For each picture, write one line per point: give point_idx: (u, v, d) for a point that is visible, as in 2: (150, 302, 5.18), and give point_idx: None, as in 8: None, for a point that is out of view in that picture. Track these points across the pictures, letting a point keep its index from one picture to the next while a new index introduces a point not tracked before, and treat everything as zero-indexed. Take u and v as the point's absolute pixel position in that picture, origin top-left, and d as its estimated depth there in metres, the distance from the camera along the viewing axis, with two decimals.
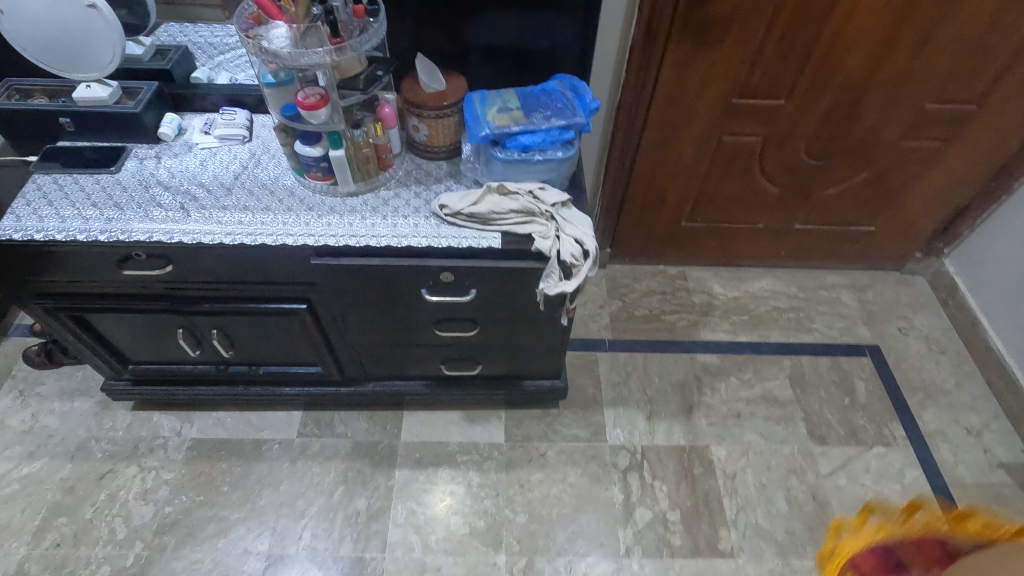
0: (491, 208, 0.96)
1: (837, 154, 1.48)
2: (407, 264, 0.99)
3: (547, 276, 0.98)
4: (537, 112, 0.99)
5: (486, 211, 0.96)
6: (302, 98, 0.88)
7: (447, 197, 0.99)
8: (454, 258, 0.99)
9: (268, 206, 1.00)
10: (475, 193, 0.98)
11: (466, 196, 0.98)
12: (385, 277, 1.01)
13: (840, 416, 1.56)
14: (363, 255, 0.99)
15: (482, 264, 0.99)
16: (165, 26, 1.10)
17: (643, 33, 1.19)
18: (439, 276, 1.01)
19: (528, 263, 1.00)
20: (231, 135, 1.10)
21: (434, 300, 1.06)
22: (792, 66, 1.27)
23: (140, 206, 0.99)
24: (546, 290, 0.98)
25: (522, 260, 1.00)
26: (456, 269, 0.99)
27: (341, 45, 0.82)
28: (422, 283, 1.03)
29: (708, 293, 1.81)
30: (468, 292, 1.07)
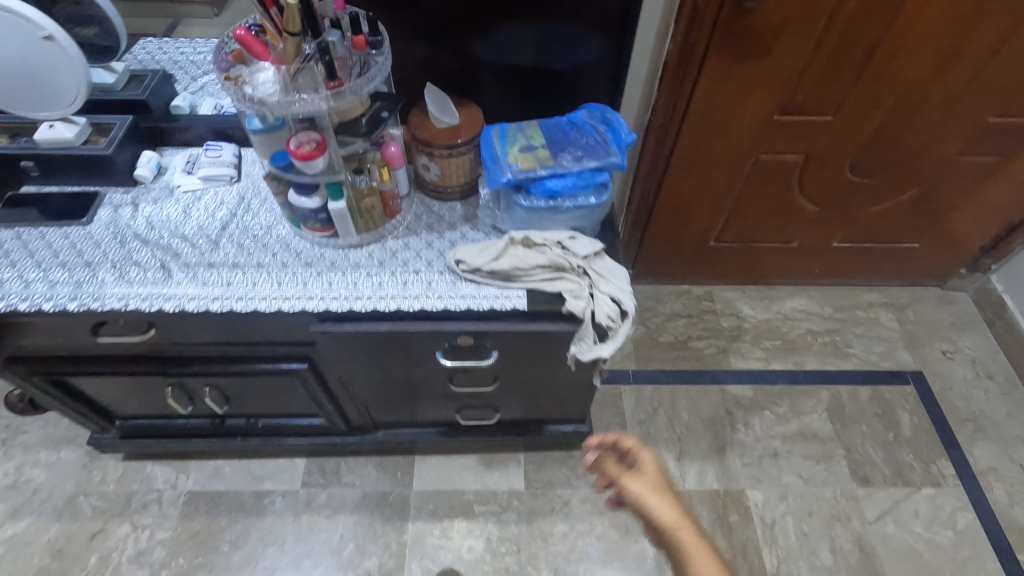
0: (516, 263, 0.84)
1: (885, 171, 1.34)
2: (419, 328, 0.87)
3: (580, 339, 0.86)
4: (565, 150, 0.86)
5: (510, 268, 0.84)
6: (295, 146, 0.75)
7: (464, 250, 0.87)
8: (472, 320, 0.87)
9: (261, 263, 0.88)
10: (496, 246, 0.86)
11: (486, 250, 0.86)
12: (395, 341, 0.90)
13: (885, 453, 1.45)
14: (370, 319, 0.87)
15: (505, 327, 0.87)
16: (143, 42, 1.01)
17: (680, 46, 1.05)
18: (456, 338, 0.90)
19: (558, 325, 0.88)
20: (217, 176, 0.98)
21: (451, 364, 0.94)
22: (844, 79, 1.12)
23: (116, 265, 0.87)
24: (579, 355, 0.87)
25: (551, 322, 0.88)
26: (476, 333, 0.88)
27: (340, 89, 0.69)
28: (437, 347, 0.92)
29: (738, 315, 1.69)
30: (490, 355, 0.95)
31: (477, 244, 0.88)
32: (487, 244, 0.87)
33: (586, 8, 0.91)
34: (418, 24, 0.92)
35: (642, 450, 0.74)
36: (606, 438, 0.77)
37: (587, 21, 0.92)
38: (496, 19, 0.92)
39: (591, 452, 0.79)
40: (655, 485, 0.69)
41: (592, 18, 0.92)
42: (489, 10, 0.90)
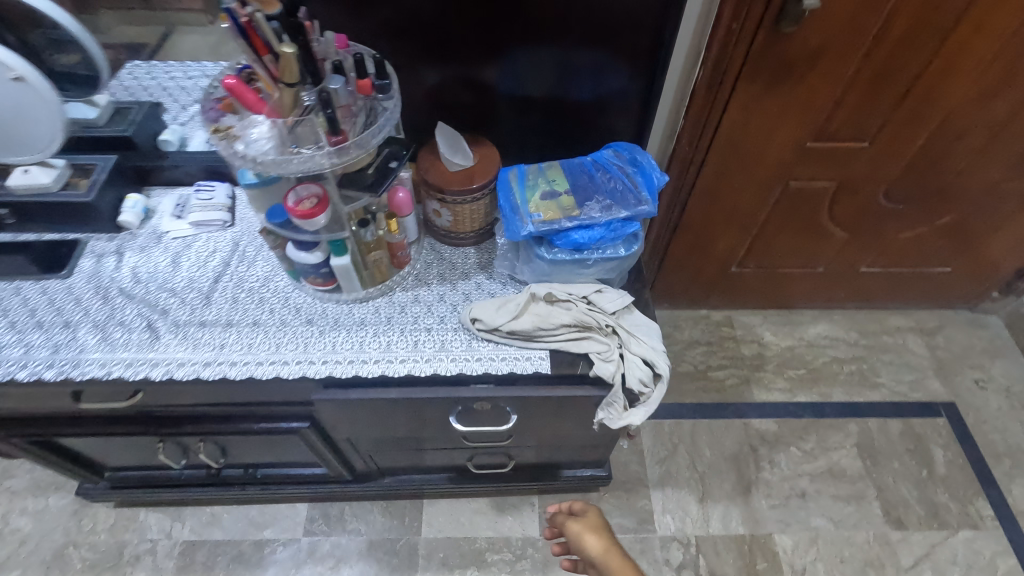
0: (538, 322, 0.77)
1: (921, 197, 1.26)
2: (432, 396, 0.78)
3: (609, 404, 0.78)
4: (591, 197, 0.78)
5: (532, 327, 0.77)
6: (293, 203, 0.67)
7: (480, 307, 0.79)
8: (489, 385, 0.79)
9: (258, 321, 0.81)
10: (516, 301, 0.79)
11: (505, 306, 0.78)
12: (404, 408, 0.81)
13: (918, 493, 1.37)
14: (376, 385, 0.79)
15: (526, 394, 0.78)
16: (131, 66, 0.90)
17: (710, 74, 0.97)
18: (472, 403, 0.81)
19: (585, 390, 0.79)
20: (210, 221, 0.90)
21: (465, 431, 0.86)
22: (884, 106, 1.04)
23: (98, 325, 0.80)
24: (607, 421, 0.79)
25: (579, 385, 0.79)
26: (494, 400, 0.79)
27: (343, 144, 0.61)
28: (451, 412, 0.84)
29: (759, 342, 1.61)
30: (508, 420, 0.88)
31: (495, 300, 0.80)
32: (507, 299, 0.79)
33: (612, 37, 0.82)
34: (428, 54, 0.84)
35: (587, 505, 0.96)
36: (562, 503, 0.99)
37: (614, 49, 0.84)
38: (513, 49, 0.84)
39: (552, 512, 1.01)
40: (594, 525, 0.90)
41: (619, 47, 0.84)
42: (506, 40, 0.82)
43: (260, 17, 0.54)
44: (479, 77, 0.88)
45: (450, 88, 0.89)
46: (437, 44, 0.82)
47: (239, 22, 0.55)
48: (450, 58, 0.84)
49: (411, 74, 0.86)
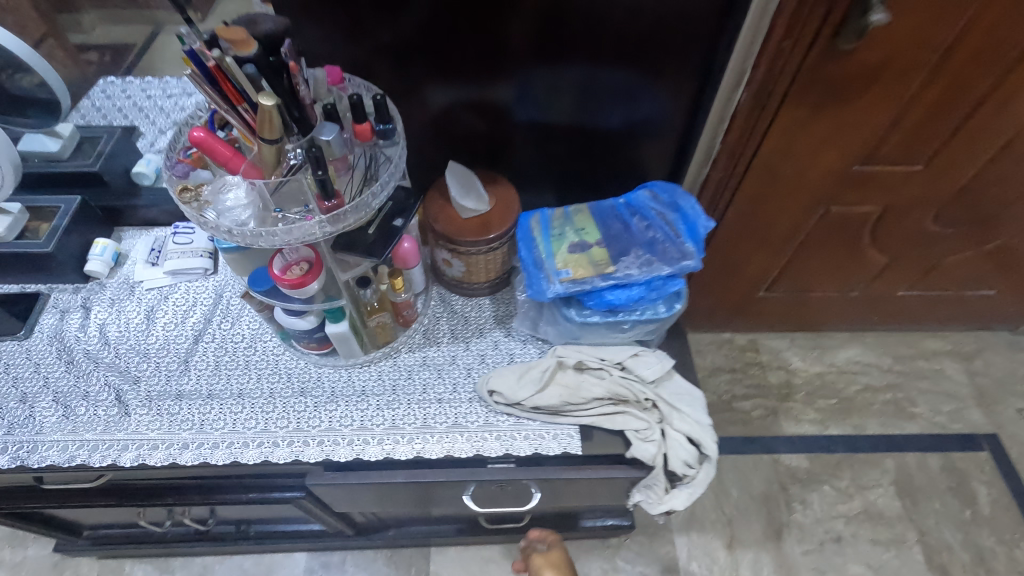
0: (567, 395, 0.67)
1: (972, 221, 1.14)
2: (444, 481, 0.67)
3: (647, 487, 0.68)
4: (628, 249, 0.68)
5: (560, 400, 0.67)
6: (281, 270, 0.56)
7: (499, 376, 0.69)
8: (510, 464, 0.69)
9: (244, 391, 0.70)
10: (541, 370, 0.69)
11: (528, 374, 0.68)
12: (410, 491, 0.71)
13: (962, 536, 1.27)
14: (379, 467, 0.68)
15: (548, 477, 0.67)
16: (103, 84, 0.81)
17: (753, 95, 0.82)
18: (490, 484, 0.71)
19: (621, 469, 0.67)
20: (188, 269, 0.79)
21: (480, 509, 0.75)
22: (945, 129, 0.91)
23: (59, 398, 0.69)
24: (645, 504, 0.69)
25: (614, 465, 0.68)
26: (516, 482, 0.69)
27: (337, 210, 0.50)
28: (465, 494, 0.73)
29: (787, 369, 1.50)
30: (530, 498, 0.77)
31: (515, 366, 0.70)
32: (529, 365, 0.69)
33: (650, 58, 0.71)
34: (437, 79, 0.73)
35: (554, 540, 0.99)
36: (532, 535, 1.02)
37: (651, 72, 0.73)
38: (535, 73, 0.72)
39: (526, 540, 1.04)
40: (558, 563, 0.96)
41: (657, 69, 0.73)
42: (527, 62, 0.71)
43: (231, 59, 0.44)
44: (494, 103, 0.77)
45: (461, 115, 0.78)
46: (448, 68, 0.71)
47: (205, 67, 0.44)
48: (462, 83, 0.73)
49: (416, 101, 0.75)
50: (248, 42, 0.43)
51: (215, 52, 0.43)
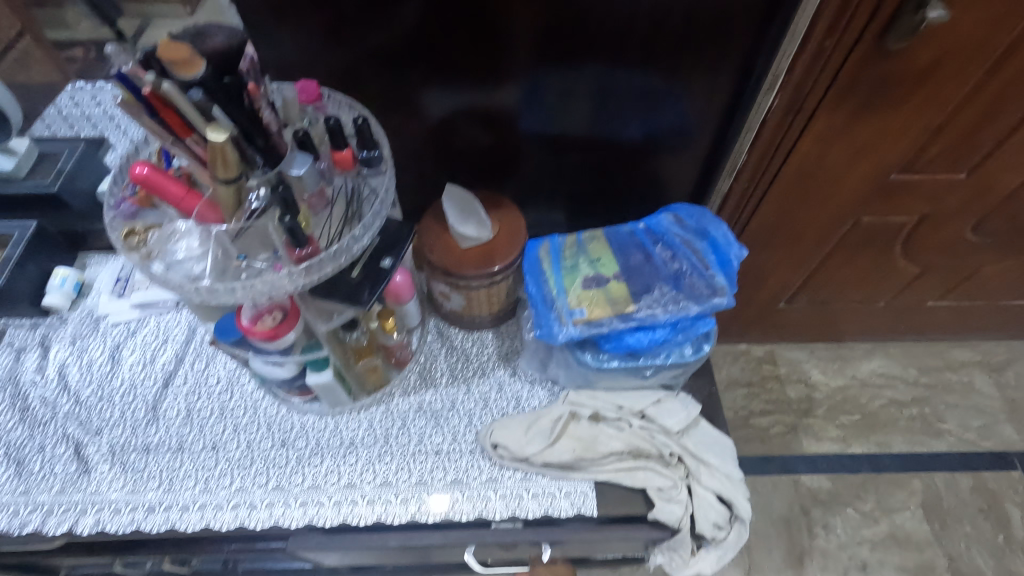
0: (582, 449, 0.59)
1: (1014, 231, 1.05)
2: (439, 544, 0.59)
3: (672, 550, 0.62)
4: (651, 284, 0.60)
5: (573, 455, 0.59)
6: (248, 321, 0.48)
7: (505, 429, 0.61)
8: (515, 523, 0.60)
9: (220, 443, 0.63)
10: (552, 419, 0.62)
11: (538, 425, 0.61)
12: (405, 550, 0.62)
13: (995, 562, 1.20)
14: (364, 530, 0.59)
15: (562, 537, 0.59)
16: (71, 91, 0.76)
17: (785, 102, 0.66)
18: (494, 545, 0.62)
19: (637, 529, 0.59)
20: (158, 301, 0.71)
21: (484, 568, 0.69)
22: (996, 134, 0.81)
23: (12, 453, 0.62)
24: (669, 567, 0.64)
25: (636, 525, 0.59)
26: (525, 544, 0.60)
27: (310, 259, 0.42)
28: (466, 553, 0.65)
29: (807, 382, 1.42)
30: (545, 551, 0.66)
31: (522, 416, 0.63)
32: (539, 415, 0.62)
33: (677, 61, 0.63)
34: (435, 87, 0.64)
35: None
36: None
37: (676, 76, 0.65)
38: (546, 79, 0.64)
39: None
40: None
41: (684, 73, 0.65)
42: (537, 67, 0.63)
43: (172, 84, 0.35)
44: (499, 112, 0.68)
45: (462, 127, 0.69)
46: (447, 75, 0.63)
47: (141, 93, 0.35)
48: (462, 92, 0.65)
49: (412, 112, 0.67)
50: (193, 63, 0.36)
51: (149, 76, 0.34)
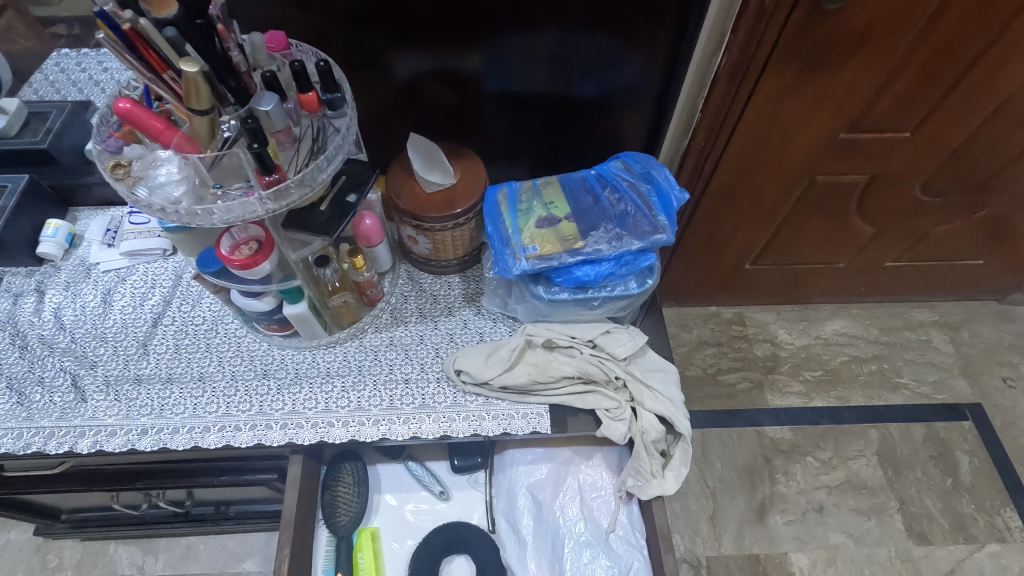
0: (536, 373, 0.65)
1: (960, 191, 1.11)
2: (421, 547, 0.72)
3: (634, 469, 0.67)
4: (597, 224, 0.66)
5: (529, 379, 0.65)
6: (227, 252, 0.53)
7: (466, 357, 0.67)
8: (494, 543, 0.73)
9: (205, 373, 0.68)
10: (510, 350, 0.67)
11: (496, 355, 0.67)
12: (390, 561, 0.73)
13: (943, 504, 1.28)
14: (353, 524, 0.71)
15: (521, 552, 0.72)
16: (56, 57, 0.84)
17: (733, 61, 0.79)
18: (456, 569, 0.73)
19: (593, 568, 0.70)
20: (146, 250, 0.76)
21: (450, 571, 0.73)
22: (934, 95, 0.87)
23: (13, 385, 0.67)
24: (634, 490, 0.68)
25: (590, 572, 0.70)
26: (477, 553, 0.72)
27: (279, 186, 0.47)
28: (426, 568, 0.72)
29: (773, 342, 1.49)
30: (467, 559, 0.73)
31: (483, 346, 0.68)
32: (498, 344, 0.68)
33: (623, 23, 0.67)
34: (398, 47, 0.68)
35: None
36: None
37: (624, 37, 0.69)
38: (503, 41, 0.69)
39: None
40: None
41: (630, 35, 0.69)
42: (495, 29, 0.67)
43: (148, 23, 0.40)
44: (460, 71, 0.72)
45: (427, 87, 0.74)
46: (408, 35, 0.67)
47: (120, 31, 0.40)
48: (423, 51, 0.69)
49: (379, 72, 0.72)
50: (166, 3, 0.41)
51: (127, 14, 0.39)
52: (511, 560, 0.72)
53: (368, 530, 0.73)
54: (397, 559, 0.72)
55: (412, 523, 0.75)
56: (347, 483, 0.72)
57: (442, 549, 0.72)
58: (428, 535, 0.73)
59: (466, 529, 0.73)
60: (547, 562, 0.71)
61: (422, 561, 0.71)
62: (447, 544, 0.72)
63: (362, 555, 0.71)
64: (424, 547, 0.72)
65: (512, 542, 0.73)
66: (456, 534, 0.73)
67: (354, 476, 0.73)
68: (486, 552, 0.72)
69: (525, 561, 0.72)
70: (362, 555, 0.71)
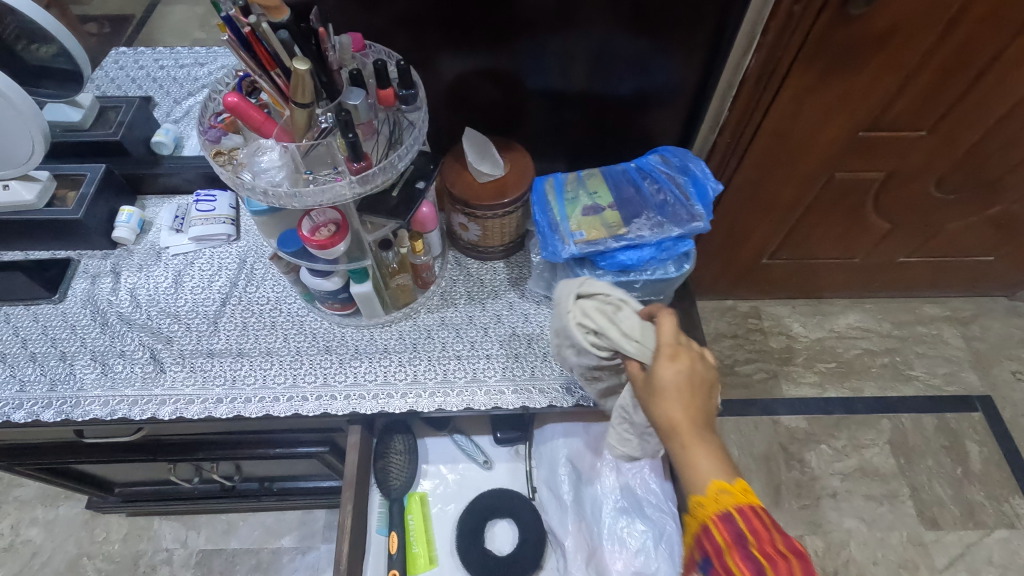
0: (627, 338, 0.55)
1: (973, 188, 1.15)
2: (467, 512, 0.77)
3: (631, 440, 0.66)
4: (639, 212, 0.72)
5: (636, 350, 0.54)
6: (309, 233, 0.58)
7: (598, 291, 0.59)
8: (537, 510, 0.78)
9: (272, 348, 0.74)
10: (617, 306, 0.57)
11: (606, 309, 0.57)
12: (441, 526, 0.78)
13: (954, 491, 1.33)
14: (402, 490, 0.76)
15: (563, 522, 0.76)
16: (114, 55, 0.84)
17: (761, 63, 0.84)
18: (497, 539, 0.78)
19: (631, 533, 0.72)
20: (212, 235, 0.82)
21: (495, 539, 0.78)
22: (951, 95, 0.91)
23: (97, 357, 0.73)
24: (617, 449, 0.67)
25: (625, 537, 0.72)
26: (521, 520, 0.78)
27: (366, 172, 0.52)
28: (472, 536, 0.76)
29: (788, 334, 1.53)
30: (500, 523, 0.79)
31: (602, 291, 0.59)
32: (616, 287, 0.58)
33: (661, 29, 0.72)
34: (451, 48, 0.74)
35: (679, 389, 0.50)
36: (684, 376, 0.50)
37: (662, 42, 0.74)
38: (550, 45, 0.74)
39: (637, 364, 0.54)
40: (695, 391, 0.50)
41: (668, 39, 0.74)
42: (542, 34, 0.73)
43: (265, 25, 0.46)
44: (506, 71, 0.78)
45: (476, 85, 0.80)
46: (461, 38, 0.73)
47: (240, 33, 0.47)
48: (473, 52, 0.75)
49: (433, 68, 0.77)
50: (280, 10, 0.48)
51: (250, 19, 0.45)
52: (552, 523, 0.77)
53: (417, 494, 0.79)
54: (443, 522, 0.78)
55: (456, 489, 0.80)
56: (398, 451, 0.78)
57: (488, 515, 0.77)
58: (472, 501, 0.78)
59: (510, 495, 0.79)
60: (585, 524, 0.75)
61: (466, 524, 0.76)
62: (491, 508, 0.78)
63: (412, 518, 0.76)
64: (472, 510, 0.77)
65: (553, 507, 0.78)
66: (501, 499, 0.79)
67: (404, 445, 0.78)
68: (529, 515, 0.78)
69: (566, 525, 0.76)
70: (413, 518, 0.76)
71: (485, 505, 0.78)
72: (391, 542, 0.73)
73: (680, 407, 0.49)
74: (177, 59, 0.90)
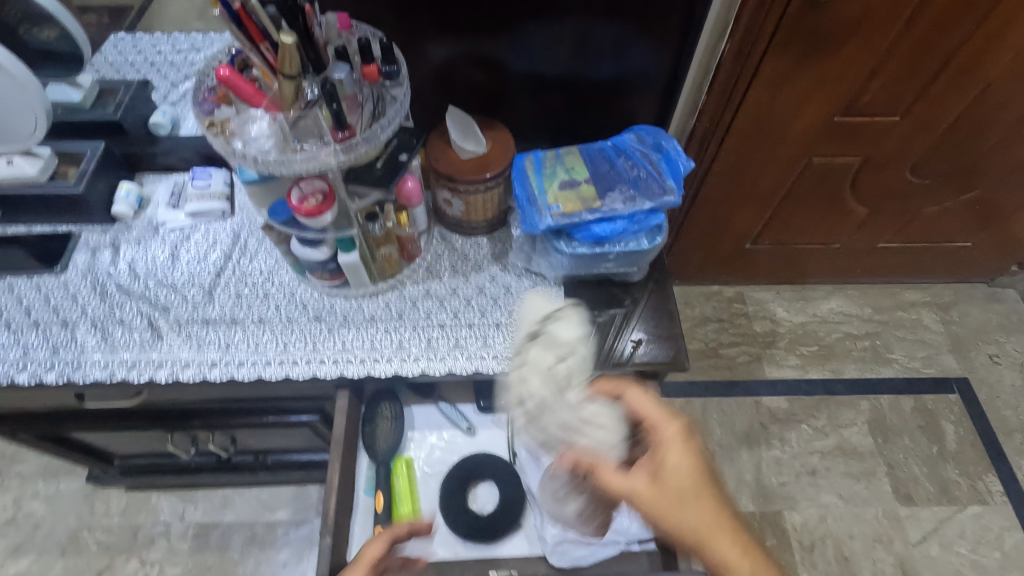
0: (591, 422, 0.60)
1: (947, 173, 1.19)
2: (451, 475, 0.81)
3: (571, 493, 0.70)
4: (613, 186, 0.76)
5: (595, 427, 0.60)
6: (298, 201, 0.62)
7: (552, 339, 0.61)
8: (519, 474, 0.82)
9: (264, 317, 0.77)
10: (575, 386, 0.60)
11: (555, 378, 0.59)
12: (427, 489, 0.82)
13: (929, 469, 1.37)
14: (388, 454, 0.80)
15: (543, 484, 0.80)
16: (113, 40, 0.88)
17: (736, 47, 0.87)
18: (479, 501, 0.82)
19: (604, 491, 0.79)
20: (208, 211, 0.85)
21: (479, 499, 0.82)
22: (921, 80, 0.95)
23: (97, 324, 0.76)
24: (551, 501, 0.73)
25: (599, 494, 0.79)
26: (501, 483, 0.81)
27: (350, 141, 0.57)
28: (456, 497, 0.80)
29: (771, 318, 1.57)
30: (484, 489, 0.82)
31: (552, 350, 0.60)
32: (575, 356, 0.59)
33: (637, 14, 0.76)
34: (435, 32, 0.77)
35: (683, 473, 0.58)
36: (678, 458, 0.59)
37: (638, 27, 0.78)
38: (530, 29, 0.77)
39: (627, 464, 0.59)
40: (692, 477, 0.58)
41: (644, 24, 0.77)
42: (523, 18, 0.76)
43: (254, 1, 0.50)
44: (489, 55, 0.81)
45: (460, 68, 0.83)
46: (445, 22, 0.76)
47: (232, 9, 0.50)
48: (457, 36, 0.78)
49: (419, 52, 0.80)
50: None
51: None
52: (530, 484, 0.81)
53: (404, 457, 0.82)
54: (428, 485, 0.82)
55: (441, 454, 0.84)
56: (386, 416, 0.82)
57: (470, 477, 0.81)
58: (455, 465, 0.82)
59: (493, 460, 0.82)
60: None
61: (449, 488, 0.80)
62: (473, 471, 0.81)
63: (398, 479, 0.80)
64: (455, 473, 0.81)
65: (532, 469, 0.82)
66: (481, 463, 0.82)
67: (392, 412, 0.82)
68: (509, 477, 0.81)
69: None
70: (399, 480, 0.80)
71: (468, 467, 0.81)
72: (377, 501, 0.77)
73: (705, 510, 0.56)
74: (175, 44, 0.92)
